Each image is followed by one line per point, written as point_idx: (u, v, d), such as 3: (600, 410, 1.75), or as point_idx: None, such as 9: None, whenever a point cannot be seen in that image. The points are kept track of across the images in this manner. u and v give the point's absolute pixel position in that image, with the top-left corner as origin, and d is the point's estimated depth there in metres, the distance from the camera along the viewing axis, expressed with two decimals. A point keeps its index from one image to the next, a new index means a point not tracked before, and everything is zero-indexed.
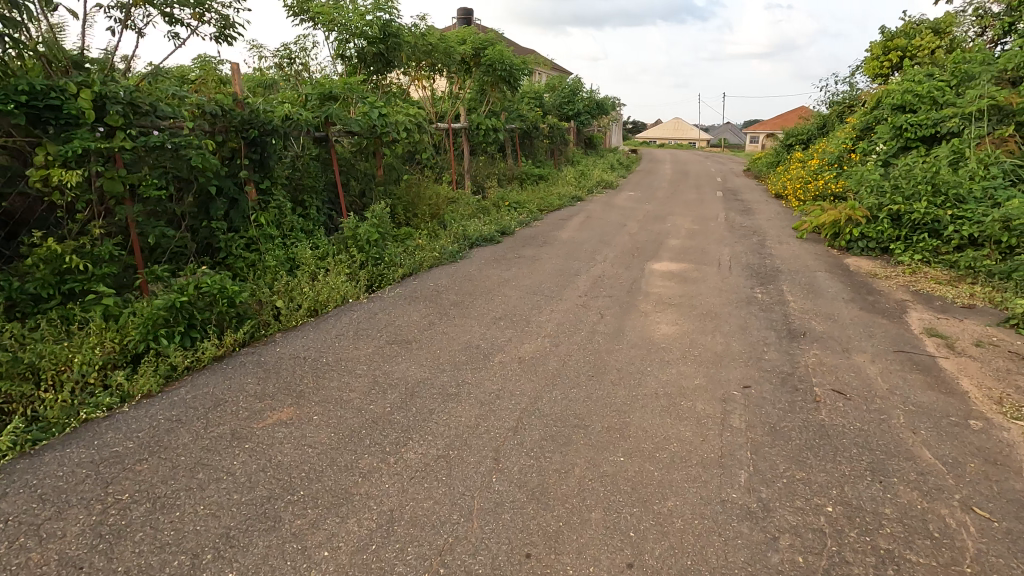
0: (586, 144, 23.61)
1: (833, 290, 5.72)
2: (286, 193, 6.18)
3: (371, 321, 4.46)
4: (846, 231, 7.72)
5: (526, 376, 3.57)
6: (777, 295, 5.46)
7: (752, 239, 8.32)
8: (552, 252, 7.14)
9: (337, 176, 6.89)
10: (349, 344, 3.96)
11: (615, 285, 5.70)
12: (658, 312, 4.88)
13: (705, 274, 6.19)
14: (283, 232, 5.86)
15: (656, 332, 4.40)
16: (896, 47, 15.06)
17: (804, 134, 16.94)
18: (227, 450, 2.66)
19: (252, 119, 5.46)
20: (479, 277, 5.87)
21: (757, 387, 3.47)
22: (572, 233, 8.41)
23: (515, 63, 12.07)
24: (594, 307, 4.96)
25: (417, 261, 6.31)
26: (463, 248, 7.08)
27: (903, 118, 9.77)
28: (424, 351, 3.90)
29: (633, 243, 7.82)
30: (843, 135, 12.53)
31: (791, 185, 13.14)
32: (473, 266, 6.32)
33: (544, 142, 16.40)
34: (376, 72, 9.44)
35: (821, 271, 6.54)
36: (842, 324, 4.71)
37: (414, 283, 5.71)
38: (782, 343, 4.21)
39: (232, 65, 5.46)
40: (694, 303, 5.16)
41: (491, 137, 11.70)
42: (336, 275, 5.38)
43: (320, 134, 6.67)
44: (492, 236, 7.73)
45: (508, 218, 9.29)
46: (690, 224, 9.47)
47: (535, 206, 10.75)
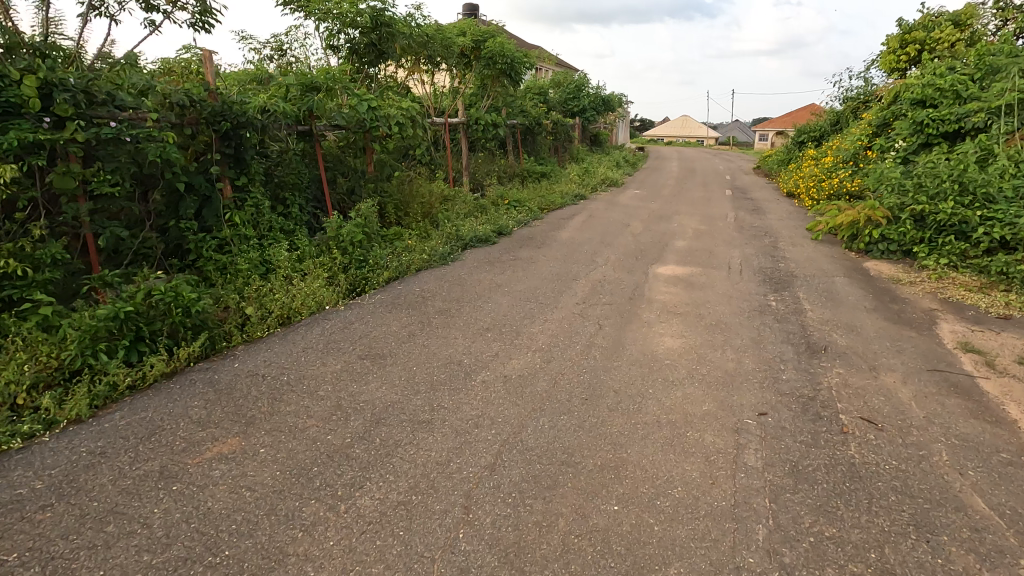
0: (591, 140, 23.14)
1: (855, 298, 5.26)
2: (265, 191, 5.78)
3: (345, 332, 4.04)
4: (865, 233, 7.23)
5: (512, 399, 3.15)
6: (793, 303, 5.01)
7: (764, 240, 7.85)
8: (550, 253, 6.72)
9: (322, 172, 6.48)
10: (316, 360, 3.55)
11: (615, 291, 5.27)
12: (662, 322, 4.45)
13: (714, 279, 5.75)
14: (260, 232, 5.46)
15: (659, 345, 3.98)
16: (914, 40, 14.44)
17: (816, 130, 16.37)
18: (149, 495, 2.26)
19: (224, 111, 5.05)
20: (470, 282, 5.45)
21: (775, 415, 3.03)
22: (573, 234, 7.98)
23: (516, 56, 11.63)
24: (591, 317, 4.53)
25: (404, 263, 5.89)
26: (456, 250, 6.66)
27: (924, 113, 9.28)
28: (398, 368, 3.48)
29: (637, 244, 7.38)
30: (859, 132, 12.01)
31: (804, 184, 12.62)
32: (464, 270, 5.89)
33: (547, 138, 15.95)
34: (370, 64, 9.04)
35: (840, 276, 6.08)
36: (867, 338, 4.26)
37: (399, 288, 5.29)
38: (801, 361, 3.77)
39: (204, 53, 5.05)
40: (702, 312, 4.72)
41: (490, 133, 11.28)
42: (314, 280, 4.98)
43: (304, 128, 6.27)
44: (487, 237, 7.31)
45: (506, 217, 8.86)
46: (698, 224, 9.00)
47: (536, 204, 10.31)
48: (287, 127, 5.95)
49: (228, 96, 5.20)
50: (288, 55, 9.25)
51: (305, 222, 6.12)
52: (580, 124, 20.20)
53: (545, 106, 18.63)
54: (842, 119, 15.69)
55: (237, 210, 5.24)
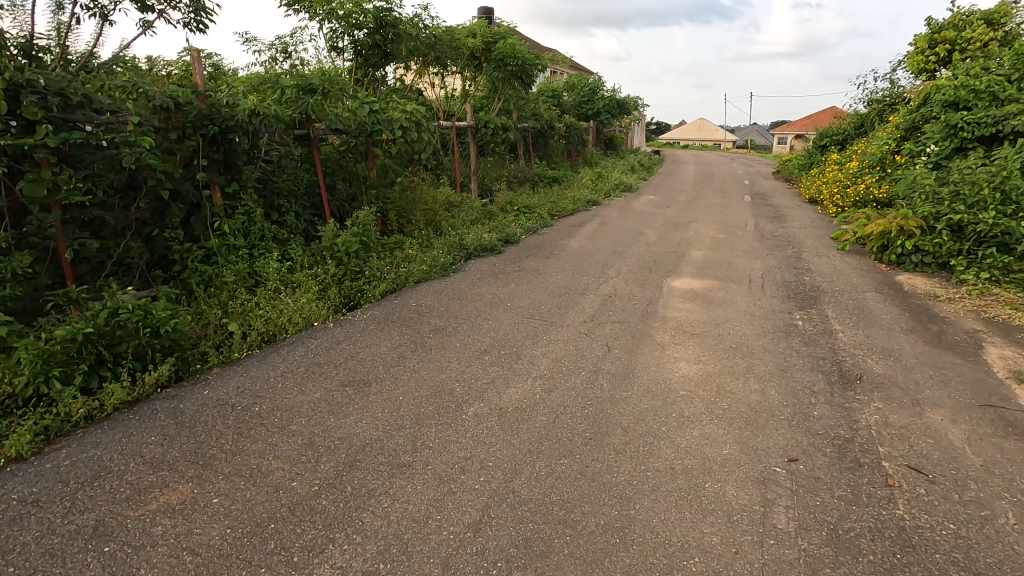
0: (606, 144, 22.72)
1: (890, 318, 4.81)
2: (258, 198, 5.50)
3: (330, 354, 3.72)
4: (896, 244, 6.76)
5: (506, 437, 2.80)
6: (820, 323, 4.59)
7: (787, 251, 7.40)
8: (558, 264, 6.35)
9: (320, 178, 6.20)
10: (293, 388, 3.22)
11: (627, 307, 4.89)
12: (677, 344, 4.07)
13: (733, 294, 5.35)
14: (251, 242, 5.19)
15: (674, 372, 3.60)
16: (944, 40, 13.83)
17: (839, 134, 15.80)
18: (74, 559, 1.94)
19: (212, 114, 4.77)
20: (471, 296, 5.11)
21: (808, 462, 2.64)
22: (584, 243, 7.60)
23: (528, 57, 11.30)
24: (599, 338, 4.16)
25: (402, 275, 5.57)
26: (459, 259, 6.33)
27: (957, 116, 8.78)
28: (382, 398, 3.14)
29: (651, 254, 6.98)
30: (886, 135, 11.48)
31: (827, 190, 12.09)
32: (466, 282, 5.56)
33: (560, 142, 15.58)
34: (375, 66, 8.78)
35: (871, 292, 5.63)
36: (907, 365, 3.82)
37: (395, 302, 4.97)
38: (833, 393, 3.36)
39: (192, 53, 4.79)
40: (720, 332, 4.32)
41: (500, 137, 10.98)
42: (303, 293, 4.68)
43: (301, 132, 6.01)
44: (493, 246, 6.97)
45: (515, 225, 8.52)
46: (715, 232, 8.58)
47: (546, 210, 9.95)
48: (282, 131, 5.69)
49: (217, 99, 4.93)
50: (293, 58, 9.05)
51: (300, 231, 5.84)
52: (594, 128, 19.79)
53: (558, 109, 18.26)
54: (866, 122, 15.10)
55: (226, 219, 4.97)
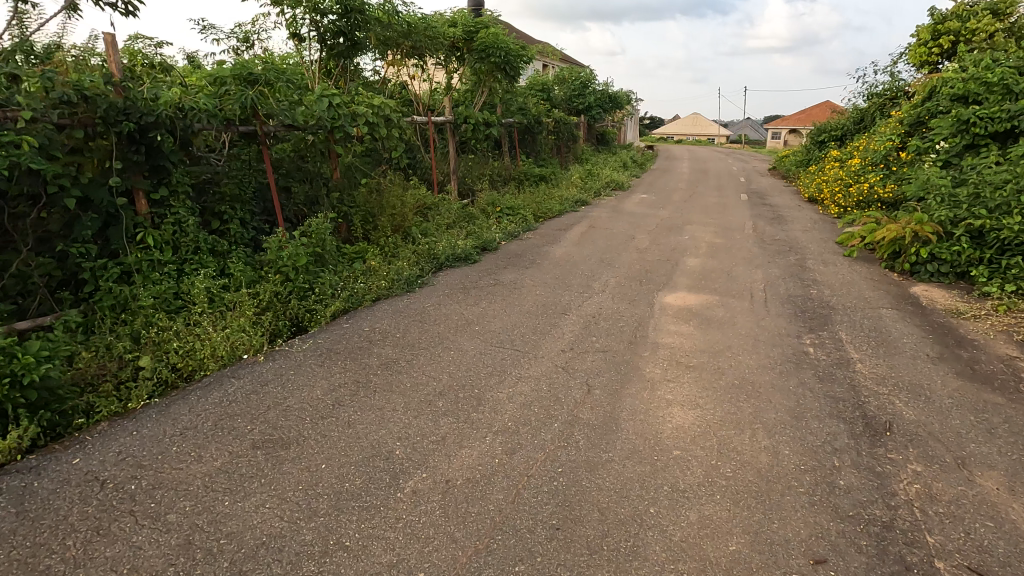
0: (598, 140, 22.04)
1: (913, 342, 4.19)
2: (194, 205, 4.83)
3: (249, 402, 3.05)
4: (910, 251, 6.15)
5: (448, 529, 2.15)
6: (835, 352, 3.98)
7: (790, 258, 6.78)
8: (538, 276, 5.71)
9: (271, 180, 5.52)
10: (188, 456, 2.55)
11: (612, 331, 4.26)
12: (670, 381, 3.45)
13: (733, 313, 4.73)
14: (182, 256, 4.51)
15: (665, 422, 2.97)
16: (948, 31, 13.22)
17: (838, 129, 15.20)
18: None
19: (128, 108, 4.10)
20: (435, 318, 4.46)
21: (839, 565, 2.02)
22: (569, 249, 6.96)
23: (512, 48, 10.61)
24: (578, 373, 3.52)
25: (359, 292, 4.90)
26: (428, 271, 5.67)
27: (969, 111, 8.19)
28: (298, 469, 2.49)
29: (641, 263, 6.35)
30: (889, 131, 10.88)
31: (828, 189, 11.50)
32: (431, 300, 4.90)
33: (548, 138, 14.89)
34: (344, 57, 8.10)
35: (887, 309, 5.02)
36: (943, 408, 3.20)
37: (346, 326, 4.31)
38: (860, 451, 2.74)
39: (105, 38, 4.11)
40: (720, 364, 3.70)
41: (483, 133, 10.31)
42: (235, 318, 4.01)
43: (247, 128, 5.30)
44: (468, 255, 6.31)
45: (495, 229, 7.86)
46: (712, 236, 7.95)
47: (531, 212, 9.30)
48: (221, 129, 5.01)
49: (138, 92, 4.25)
50: (257, 46, 8.36)
51: (246, 240, 5.17)
52: (584, 122, 19.11)
53: (546, 102, 17.56)
54: (866, 117, 14.51)
55: (150, 230, 4.30)
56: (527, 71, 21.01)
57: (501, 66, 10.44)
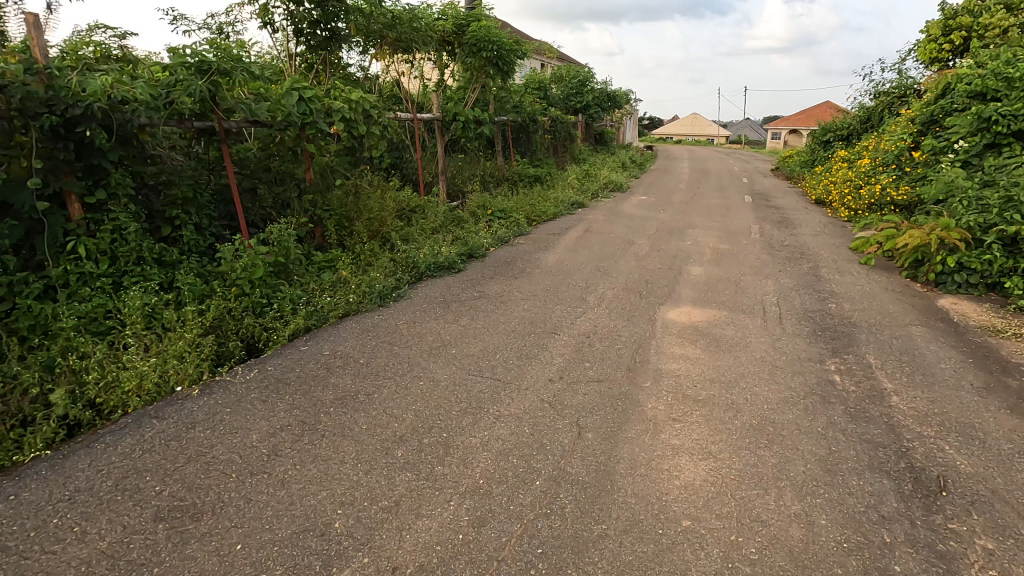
0: (596, 139, 21.50)
1: (953, 368, 3.66)
2: (139, 209, 4.30)
3: (166, 453, 2.50)
4: (935, 259, 5.61)
5: None
6: (865, 381, 3.45)
7: (802, 266, 6.25)
8: (528, 288, 5.17)
9: (232, 181, 4.98)
10: (68, 535, 2.01)
11: (608, 355, 3.72)
12: (676, 421, 2.91)
13: (745, 332, 4.19)
14: (120, 268, 3.97)
15: (672, 479, 2.44)
16: (959, 26, 12.73)
17: (844, 129, 14.68)
18: None
19: (52, 98, 3.56)
20: (407, 339, 3.92)
21: None
22: (563, 256, 6.42)
23: (505, 43, 10.07)
24: (567, 411, 2.99)
25: (325, 308, 4.36)
26: (405, 282, 5.13)
27: (991, 108, 7.66)
28: (204, 555, 1.94)
29: (641, 272, 5.81)
30: (901, 129, 10.36)
31: (837, 190, 10.98)
32: (406, 316, 4.36)
33: (544, 137, 14.34)
34: (323, 48, 7.56)
35: (916, 326, 4.48)
36: (1004, 457, 2.66)
37: (304, 348, 3.76)
38: (915, 521, 2.21)
39: (25, 17, 3.58)
40: (735, 398, 3.16)
41: (474, 132, 9.76)
42: (173, 341, 3.47)
43: (203, 124, 4.78)
44: (451, 263, 5.77)
45: (484, 234, 7.32)
46: (717, 241, 7.42)
47: (523, 215, 8.76)
48: (171, 124, 4.47)
49: (66, 80, 3.72)
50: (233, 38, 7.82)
51: (200, 249, 4.63)
52: (582, 121, 18.57)
53: (542, 101, 17.03)
54: (873, 116, 14.00)
55: (81, 238, 3.77)
56: (524, 69, 20.47)
57: (494, 61, 9.91)
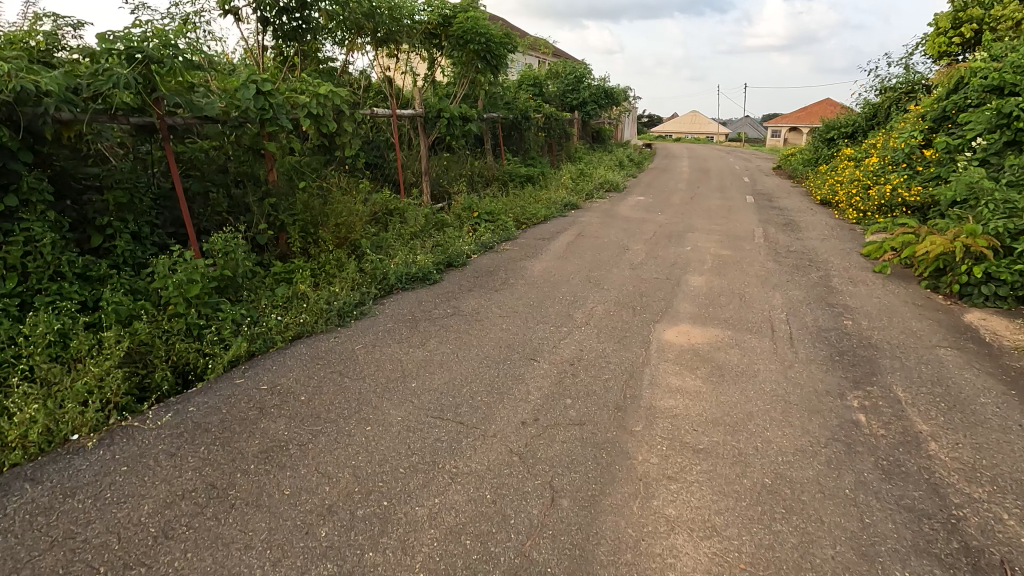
0: (594, 137, 20.92)
1: (996, 404, 3.12)
2: (61, 217, 3.77)
3: (23, 536, 1.98)
4: (959, 269, 5.07)
5: None
6: (896, 422, 2.92)
7: (812, 276, 5.72)
8: (509, 303, 4.64)
9: (177, 185, 4.46)
10: None
11: (593, 388, 3.19)
12: (671, 481, 2.39)
13: (751, 358, 3.67)
14: (31, 286, 3.44)
15: (664, 570, 1.91)
16: (970, 18, 12.17)
17: (849, 126, 14.12)
18: None
19: None
20: (362, 369, 3.38)
21: None
22: (551, 265, 5.89)
23: (495, 35, 9.48)
24: (540, 466, 2.47)
25: (273, 329, 3.83)
26: (371, 296, 4.60)
27: (1012, 102, 7.11)
28: None
29: (636, 284, 5.28)
30: (912, 125, 9.82)
31: (844, 190, 10.44)
32: (366, 339, 3.82)
33: (538, 135, 13.79)
34: (293, 38, 7.02)
35: (946, 348, 3.95)
36: None
37: (241, 380, 3.23)
38: None
39: None
40: (742, 448, 2.63)
41: (461, 130, 9.22)
42: (78, 376, 2.94)
43: (142, 120, 4.25)
44: (426, 273, 5.23)
45: (466, 239, 6.78)
46: (718, 247, 6.88)
47: (512, 218, 8.21)
48: (101, 119, 3.95)
49: None
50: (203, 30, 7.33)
51: (136, 261, 4.10)
52: (578, 118, 18.00)
53: (536, 97, 16.48)
54: (880, 112, 13.44)
55: None
56: (519, 65, 19.89)
57: (481, 54, 9.35)
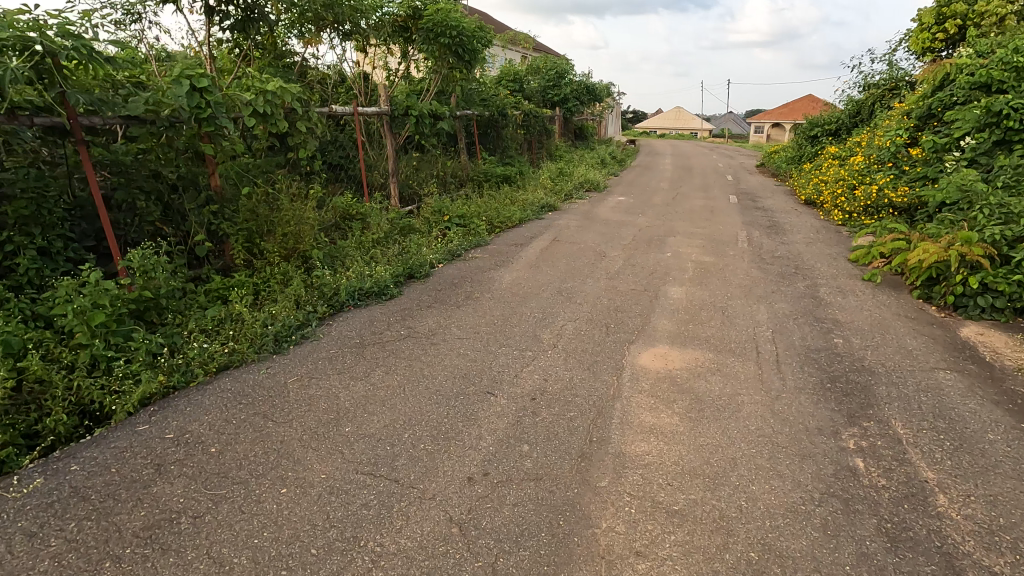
0: (576, 134, 20.54)
1: (1007, 443, 2.77)
2: None
3: None
4: (954, 279, 4.75)
5: None
6: (897, 468, 2.56)
7: (798, 285, 5.38)
8: (470, 322, 4.21)
9: (95, 193, 3.97)
10: None
11: (555, 431, 2.78)
12: (638, 559, 1.99)
13: (735, 387, 3.29)
14: None
15: None
16: (953, 14, 11.95)
17: (832, 123, 13.87)
18: None
19: None
20: (290, 409, 2.93)
21: None
22: (522, 275, 5.47)
23: (468, 28, 9.02)
24: (482, 541, 2.05)
25: (197, 360, 3.36)
26: (317, 316, 4.15)
27: (1002, 99, 6.83)
28: None
29: (611, 297, 4.89)
30: (898, 123, 9.55)
31: (829, 190, 10.15)
32: (302, 370, 3.37)
33: (517, 132, 13.35)
34: (244, 29, 6.50)
35: (946, 371, 3.60)
36: None
37: (145, 426, 2.76)
38: None
39: None
40: (723, 509, 2.25)
41: (431, 128, 8.75)
42: None
43: (49, 120, 3.75)
44: (383, 287, 4.77)
45: (433, 246, 6.33)
46: (700, 252, 6.53)
47: (484, 222, 7.78)
48: None
49: None
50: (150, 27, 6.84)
51: (43, 281, 3.61)
52: (560, 116, 17.60)
53: (515, 94, 16.03)
54: (863, 109, 13.21)
55: None
56: (499, 61, 19.47)
57: (453, 49, 8.87)
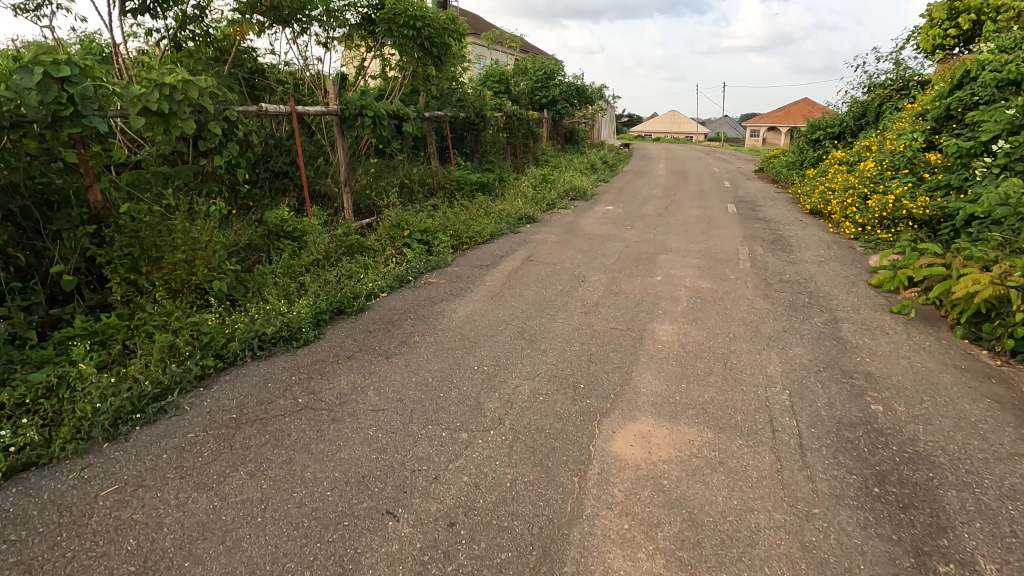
0: (567, 138, 19.60)
1: None
2: None
3: None
4: (1013, 318, 3.77)
5: None
6: None
7: (816, 321, 4.41)
8: (397, 383, 3.21)
9: None
10: None
11: None
12: None
13: (750, 495, 2.31)
14: None
15: None
16: (967, 9, 11.07)
17: (837, 125, 12.94)
18: None
19: None
20: (74, 554, 1.92)
21: None
22: (479, 309, 4.49)
23: (437, 18, 8.04)
24: None
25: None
26: (194, 376, 3.16)
27: None
28: None
29: (585, 340, 3.91)
30: (913, 124, 8.62)
31: (836, 199, 9.21)
32: (130, 472, 2.37)
33: (500, 136, 12.40)
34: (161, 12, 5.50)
35: None
36: None
37: None
38: None
39: None
40: None
41: (394, 131, 7.77)
42: None
43: None
44: (295, 330, 3.77)
45: (379, 269, 5.33)
46: (696, 275, 5.56)
47: (449, 238, 6.79)
48: None
49: None
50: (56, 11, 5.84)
51: None
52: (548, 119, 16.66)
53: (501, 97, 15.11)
54: (869, 111, 12.29)
55: None
56: (485, 62, 18.57)
57: (419, 42, 7.87)
